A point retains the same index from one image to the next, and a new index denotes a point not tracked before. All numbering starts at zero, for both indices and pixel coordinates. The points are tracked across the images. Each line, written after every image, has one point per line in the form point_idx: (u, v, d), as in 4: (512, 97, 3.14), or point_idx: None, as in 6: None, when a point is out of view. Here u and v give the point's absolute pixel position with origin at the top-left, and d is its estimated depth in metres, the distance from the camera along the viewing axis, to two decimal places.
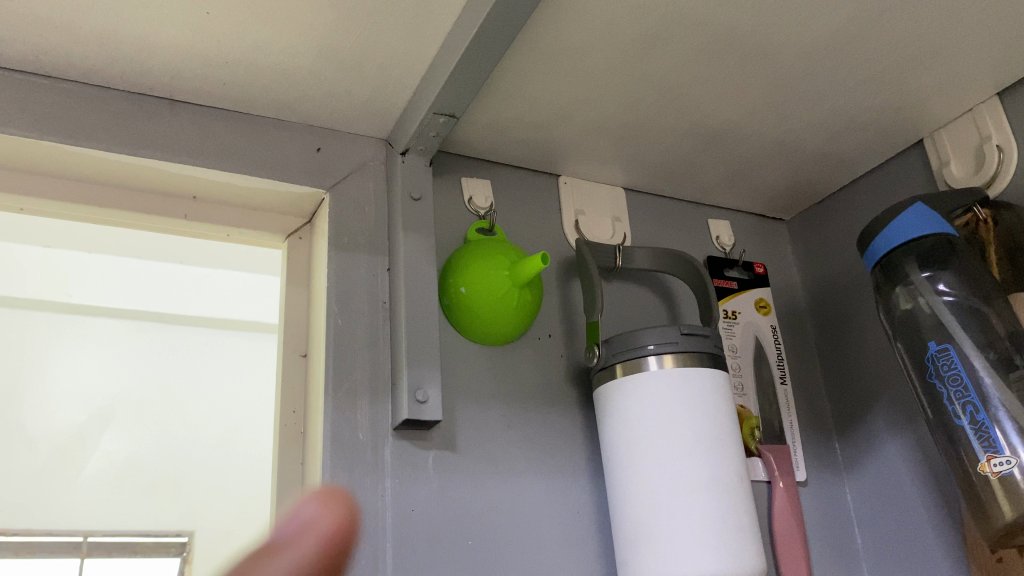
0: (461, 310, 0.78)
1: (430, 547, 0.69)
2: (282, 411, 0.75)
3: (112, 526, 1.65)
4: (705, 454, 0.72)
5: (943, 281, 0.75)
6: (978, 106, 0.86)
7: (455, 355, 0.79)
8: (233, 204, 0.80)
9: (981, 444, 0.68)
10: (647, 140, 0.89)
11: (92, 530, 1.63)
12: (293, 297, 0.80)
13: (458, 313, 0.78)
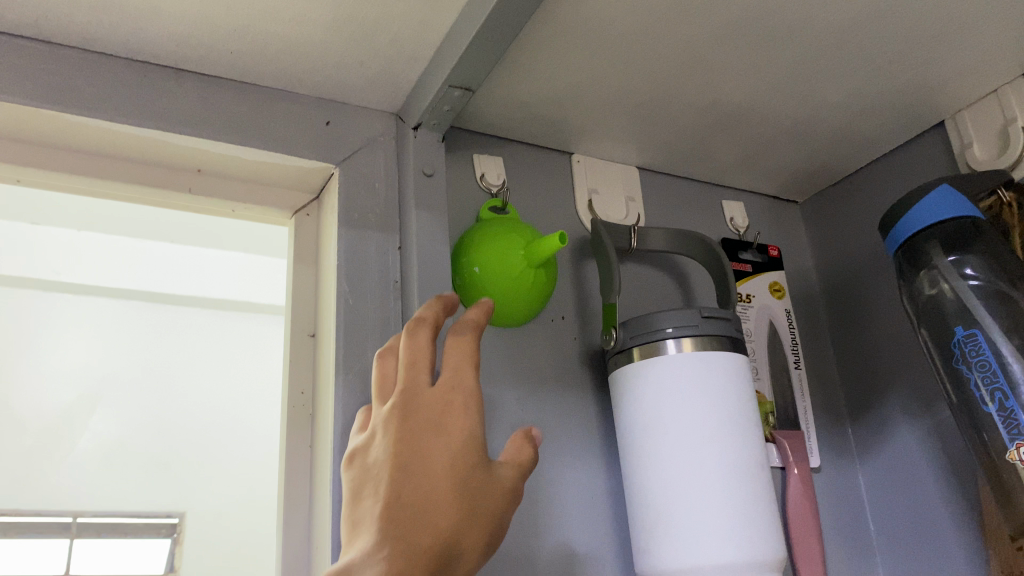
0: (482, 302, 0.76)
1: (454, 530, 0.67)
2: (290, 391, 0.73)
3: (101, 508, 1.63)
4: (726, 439, 0.70)
5: (969, 265, 0.72)
6: (1003, 87, 0.84)
7: None
8: (238, 178, 0.77)
9: (1010, 431, 0.67)
10: (663, 118, 0.86)
11: (81, 512, 1.61)
12: (299, 274, 0.78)
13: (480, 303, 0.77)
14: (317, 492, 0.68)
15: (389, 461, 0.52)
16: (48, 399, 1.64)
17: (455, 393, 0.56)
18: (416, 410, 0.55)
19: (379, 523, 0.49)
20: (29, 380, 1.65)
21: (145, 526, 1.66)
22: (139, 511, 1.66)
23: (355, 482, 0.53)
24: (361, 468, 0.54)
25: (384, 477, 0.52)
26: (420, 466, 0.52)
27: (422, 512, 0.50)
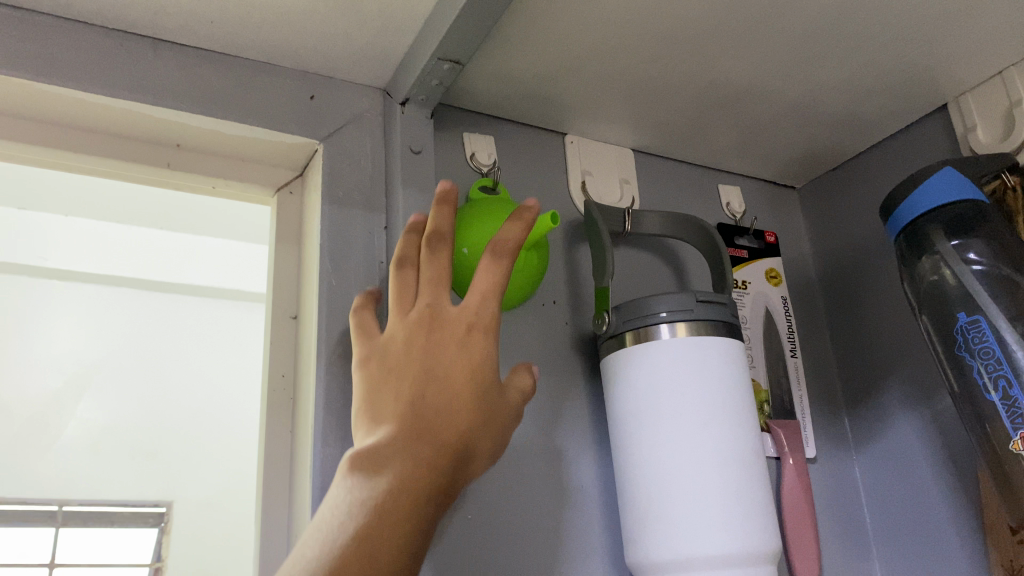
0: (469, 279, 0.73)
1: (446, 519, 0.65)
2: (270, 374, 0.70)
3: (88, 495, 1.72)
4: (722, 426, 0.68)
5: (973, 249, 0.70)
6: (1008, 68, 0.82)
7: None
8: (219, 153, 0.75)
9: (1014, 421, 0.64)
10: (659, 98, 0.84)
11: (67, 500, 1.70)
12: (282, 254, 0.75)
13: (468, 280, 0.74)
14: (296, 478, 0.66)
15: (413, 367, 0.53)
16: (37, 385, 1.73)
17: (481, 312, 0.56)
18: (441, 322, 0.55)
19: (402, 420, 0.50)
20: (28, 366, 1.75)
21: (132, 515, 1.77)
22: (126, 500, 1.76)
23: (369, 377, 0.54)
24: (376, 365, 0.54)
25: (406, 381, 0.52)
26: (443, 374, 0.53)
27: (440, 415, 0.51)
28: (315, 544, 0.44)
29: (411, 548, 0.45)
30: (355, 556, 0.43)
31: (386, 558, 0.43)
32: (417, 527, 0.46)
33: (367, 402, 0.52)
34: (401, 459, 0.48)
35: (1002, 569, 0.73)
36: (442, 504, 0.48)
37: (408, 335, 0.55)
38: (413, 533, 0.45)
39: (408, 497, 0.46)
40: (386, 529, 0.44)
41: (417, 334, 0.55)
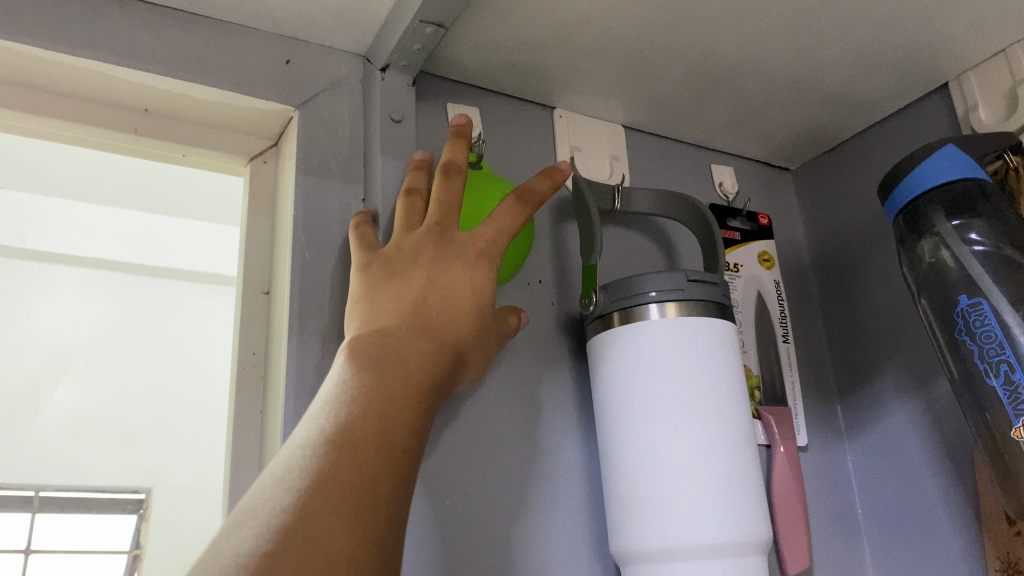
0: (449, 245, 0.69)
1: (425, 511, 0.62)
2: (240, 351, 0.67)
3: (65, 481, 1.72)
4: (712, 409, 0.65)
5: (974, 230, 0.68)
6: (1012, 45, 0.79)
7: None
8: (189, 119, 0.71)
9: (1016, 407, 0.62)
10: (652, 72, 0.81)
11: (44, 486, 1.68)
12: (255, 226, 0.72)
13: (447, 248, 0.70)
14: (266, 460, 0.63)
15: (423, 274, 0.55)
16: (15, 367, 1.70)
17: (492, 242, 0.58)
18: (451, 241, 0.57)
19: (408, 316, 0.52)
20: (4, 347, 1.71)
21: (111, 501, 1.77)
22: (103, 485, 1.76)
23: (374, 277, 0.56)
24: (383, 268, 0.56)
25: (413, 284, 0.54)
26: (450, 281, 0.55)
27: (440, 322, 0.53)
28: (325, 412, 0.46)
29: (414, 427, 0.47)
30: (365, 427, 0.45)
31: (394, 433, 0.45)
32: (419, 410, 0.48)
33: (371, 297, 0.54)
34: (407, 352, 0.50)
35: (998, 560, 0.71)
36: (439, 395, 0.50)
37: (416, 245, 0.57)
38: (416, 415, 0.47)
39: (413, 381, 0.48)
40: (394, 407, 0.46)
41: (426, 244, 0.57)
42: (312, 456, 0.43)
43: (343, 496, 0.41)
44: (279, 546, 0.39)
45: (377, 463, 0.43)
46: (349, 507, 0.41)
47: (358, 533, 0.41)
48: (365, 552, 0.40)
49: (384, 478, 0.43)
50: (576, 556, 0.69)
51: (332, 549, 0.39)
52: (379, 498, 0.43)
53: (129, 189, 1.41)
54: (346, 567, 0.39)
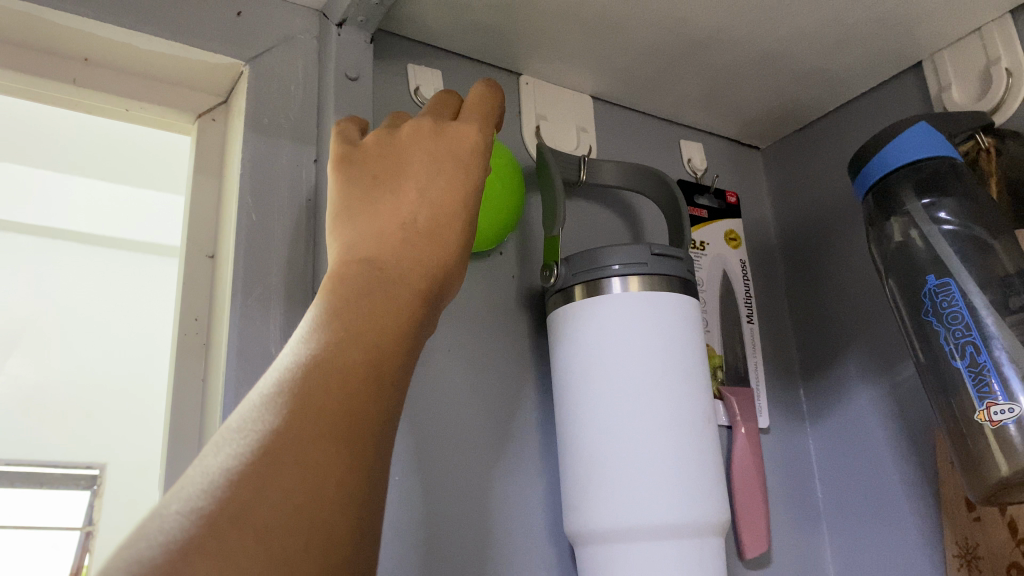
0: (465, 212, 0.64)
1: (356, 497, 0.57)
2: (181, 317, 0.63)
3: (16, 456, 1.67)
4: (671, 387, 0.63)
5: (943, 209, 0.66)
6: (986, 25, 0.78)
7: None
8: (132, 71, 0.66)
9: (980, 389, 0.60)
10: (621, 40, 0.78)
11: None
12: (201, 187, 0.68)
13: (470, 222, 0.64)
14: (207, 432, 0.60)
15: (405, 181, 0.45)
16: None
17: (477, 136, 0.48)
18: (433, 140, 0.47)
19: (399, 226, 0.43)
20: None
21: (64, 476, 1.74)
22: (60, 461, 1.73)
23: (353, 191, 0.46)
24: (365, 176, 0.46)
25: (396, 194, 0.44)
26: (445, 186, 0.45)
27: (434, 229, 0.43)
28: (311, 331, 0.37)
29: (411, 353, 0.38)
30: (359, 349, 0.36)
31: (390, 358, 0.36)
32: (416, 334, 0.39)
33: (353, 205, 0.45)
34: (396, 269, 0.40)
35: (956, 547, 0.70)
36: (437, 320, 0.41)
37: (401, 147, 0.47)
38: (414, 340, 0.38)
39: (409, 300, 0.39)
40: (390, 328, 0.37)
41: (418, 144, 0.47)
42: (301, 374, 0.34)
43: (341, 414, 0.33)
44: (266, 466, 0.31)
45: (373, 387, 0.35)
46: (352, 426, 0.33)
47: (360, 455, 0.33)
48: (369, 478, 0.33)
49: (385, 403, 0.35)
50: (531, 537, 0.66)
51: (332, 472, 0.31)
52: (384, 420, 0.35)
53: (80, 158, 1.36)
54: (339, 498, 0.31)
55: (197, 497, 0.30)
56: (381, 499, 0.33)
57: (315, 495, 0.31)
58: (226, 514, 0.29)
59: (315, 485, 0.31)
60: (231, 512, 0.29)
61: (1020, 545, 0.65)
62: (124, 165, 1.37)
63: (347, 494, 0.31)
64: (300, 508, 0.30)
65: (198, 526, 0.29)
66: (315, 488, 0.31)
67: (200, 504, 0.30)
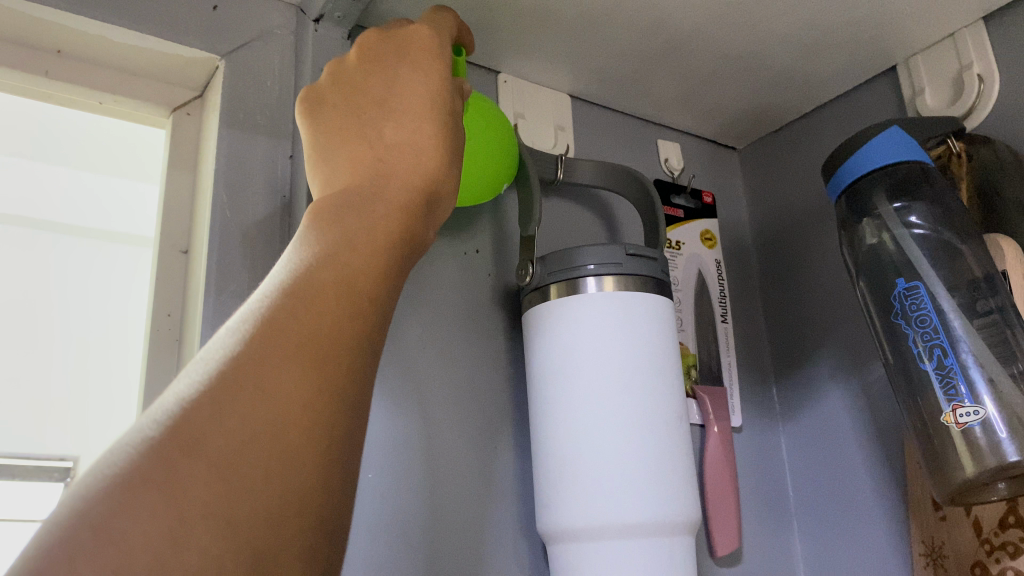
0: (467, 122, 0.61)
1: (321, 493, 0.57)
2: (153, 313, 0.63)
3: None
4: (644, 387, 0.64)
5: (914, 213, 0.67)
6: (959, 30, 0.79)
7: None
8: (106, 64, 0.66)
9: (946, 392, 0.61)
10: (599, 39, 0.78)
11: None
12: (175, 181, 0.68)
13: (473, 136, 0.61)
14: None
15: (369, 103, 0.44)
16: None
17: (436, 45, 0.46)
18: (396, 58, 0.46)
19: (370, 148, 0.42)
20: None
21: (37, 470, 1.69)
22: (31, 454, 1.69)
23: (320, 121, 0.45)
24: (330, 105, 0.46)
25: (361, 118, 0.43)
26: (409, 100, 0.43)
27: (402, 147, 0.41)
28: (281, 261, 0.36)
29: (385, 272, 0.37)
30: (328, 272, 0.35)
31: (362, 279, 0.36)
32: (394, 247, 0.38)
33: (324, 138, 0.44)
34: (362, 191, 0.39)
35: (922, 545, 0.71)
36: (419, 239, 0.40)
37: (363, 72, 0.46)
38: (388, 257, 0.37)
39: (383, 218, 0.38)
40: (360, 247, 0.37)
41: (380, 66, 0.46)
42: (267, 302, 0.34)
43: (306, 341, 0.32)
44: (223, 393, 0.30)
45: (343, 310, 0.34)
46: (317, 354, 0.32)
47: (324, 385, 0.32)
48: (333, 409, 0.32)
49: (357, 331, 0.34)
50: (505, 534, 0.67)
51: (292, 403, 0.31)
52: (354, 352, 0.34)
53: (55, 150, 1.35)
54: (300, 424, 0.31)
55: (150, 427, 0.30)
56: (349, 437, 0.32)
57: (272, 426, 0.30)
58: (177, 444, 0.29)
59: (272, 415, 0.30)
60: (183, 441, 0.29)
61: (984, 544, 0.66)
62: (99, 157, 1.36)
63: (307, 428, 0.31)
64: (255, 438, 0.30)
65: (149, 453, 0.28)
66: (273, 420, 0.30)
67: (152, 434, 0.29)
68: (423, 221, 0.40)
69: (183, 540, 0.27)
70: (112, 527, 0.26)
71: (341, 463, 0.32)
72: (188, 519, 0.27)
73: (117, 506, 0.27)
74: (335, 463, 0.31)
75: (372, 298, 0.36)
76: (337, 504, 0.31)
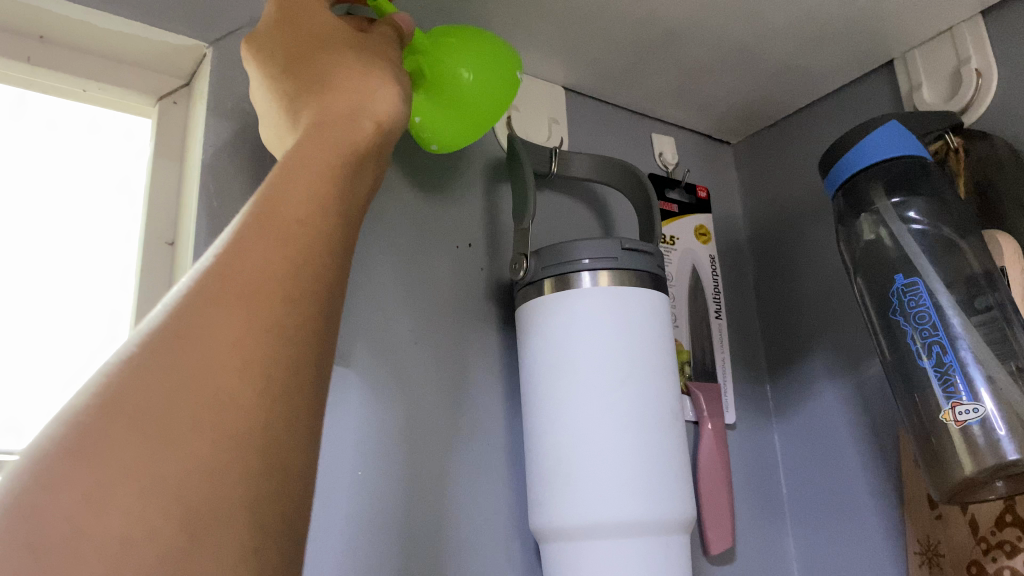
0: (466, 47, 0.59)
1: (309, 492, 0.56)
2: (138, 306, 0.61)
3: None
4: (640, 383, 0.63)
5: (913, 208, 0.66)
6: (957, 25, 0.78)
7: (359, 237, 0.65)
8: (91, 51, 0.64)
9: (945, 390, 0.60)
10: (595, 30, 0.77)
11: None
12: (160, 171, 0.66)
13: (475, 59, 0.59)
14: None
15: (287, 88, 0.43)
16: None
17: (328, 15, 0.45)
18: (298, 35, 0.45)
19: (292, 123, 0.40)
20: None
21: None
22: None
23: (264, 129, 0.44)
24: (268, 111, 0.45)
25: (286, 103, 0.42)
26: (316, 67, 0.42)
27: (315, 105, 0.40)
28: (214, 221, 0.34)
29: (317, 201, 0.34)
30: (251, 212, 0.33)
31: (292, 209, 0.33)
32: (328, 174, 0.35)
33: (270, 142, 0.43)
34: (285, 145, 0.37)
35: (918, 544, 0.71)
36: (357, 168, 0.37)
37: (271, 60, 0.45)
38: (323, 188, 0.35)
39: (307, 154, 0.36)
40: (289, 181, 0.34)
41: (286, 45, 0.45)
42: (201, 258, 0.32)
43: (230, 284, 0.30)
44: (144, 350, 0.28)
45: (273, 241, 0.32)
46: (244, 290, 0.30)
47: (256, 324, 0.29)
48: (270, 349, 0.29)
49: (293, 262, 0.32)
50: (497, 533, 0.66)
51: (221, 346, 0.28)
52: (292, 286, 0.31)
53: None
54: (231, 370, 0.28)
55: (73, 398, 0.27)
56: (296, 379, 0.30)
57: (199, 373, 0.28)
58: (97, 407, 0.26)
59: (199, 362, 0.28)
60: (104, 402, 0.27)
61: (980, 543, 0.65)
62: None
63: (240, 372, 0.28)
64: (182, 387, 0.27)
65: (69, 421, 0.26)
66: (201, 367, 0.28)
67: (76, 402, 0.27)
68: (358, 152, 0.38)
69: (104, 503, 0.25)
70: (31, 499, 0.24)
71: (288, 408, 0.29)
72: (108, 483, 0.25)
73: (35, 477, 0.25)
74: (279, 408, 0.29)
75: (308, 227, 0.33)
76: (293, 456, 0.29)
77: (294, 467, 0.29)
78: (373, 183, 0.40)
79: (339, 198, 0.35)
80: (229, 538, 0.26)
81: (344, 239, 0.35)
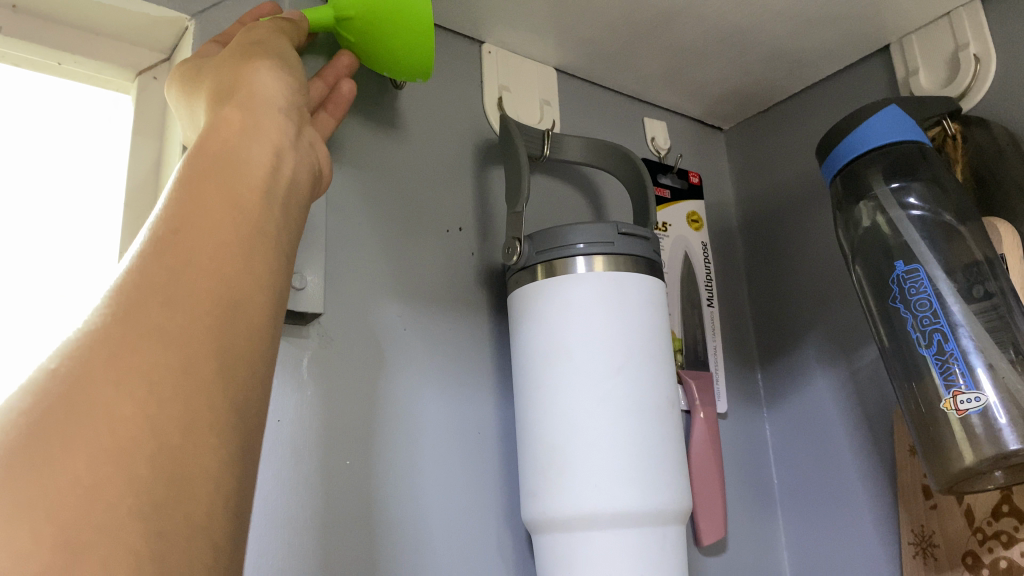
0: None
1: (294, 480, 0.54)
2: None
3: None
4: (637, 371, 0.61)
5: (913, 193, 0.65)
6: (955, 10, 0.77)
7: (348, 217, 0.63)
8: (66, 22, 0.61)
9: (946, 379, 0.59)
10: (589, 10, 0.75)
11: None
12: (138, 149, 0.63)
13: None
14: None
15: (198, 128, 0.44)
16: None
17: (203, 60, 0.47)
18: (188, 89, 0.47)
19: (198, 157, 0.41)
20: None
21: None
22: None
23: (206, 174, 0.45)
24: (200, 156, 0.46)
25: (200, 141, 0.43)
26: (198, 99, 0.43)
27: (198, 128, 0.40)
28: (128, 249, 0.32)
29: (211, 201, 0.32)
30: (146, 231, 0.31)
31: (184, 216, 0.31)
32: (207, 175, 0.33)
33: None
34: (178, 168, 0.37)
35: (912, 534, 0.70)
36: (242, 154, 0.35)
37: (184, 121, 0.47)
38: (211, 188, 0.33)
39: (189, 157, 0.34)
40: (180, 190, 0.32)
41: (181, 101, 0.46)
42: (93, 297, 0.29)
43: (116, 300, 0.28)
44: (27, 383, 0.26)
45: (158, 255, 0.29)
46: (124, 303, 0.28)
47: (128, 330, 0.27)
48: (150, 350, 0.27)
49: (175, 268, 0.29)
50: (488, 525, 0.64)
51: (90, 363, 0.26)
52: (173, 290, 0.29)
53: None
54: (111, 387, 0.26)
55: None
56: (190, 380, 0.27)
57: (66, 395, 0.25)
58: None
59: (67, 386, 0.25)
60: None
61: (977, 533, 0.65)
62: None
63: (115, 385, 0.26)
64: (51, 416, 0.25)
65: None
66: (68, 393, 0.25)
67: None
68: (245, 144, 0.36)
69: None
70: None
71: (182, 405, 0.27)
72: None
73: None
74: (171, 413, 0.26)
75: (186, 230, 0.31)
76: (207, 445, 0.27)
77: (202, 459, 0.26)
78: (270, 161, 0.36)
79: (224, 194, 0.33)
80: (117, 535, 0.23)
81: (239, 230, 0.32)
